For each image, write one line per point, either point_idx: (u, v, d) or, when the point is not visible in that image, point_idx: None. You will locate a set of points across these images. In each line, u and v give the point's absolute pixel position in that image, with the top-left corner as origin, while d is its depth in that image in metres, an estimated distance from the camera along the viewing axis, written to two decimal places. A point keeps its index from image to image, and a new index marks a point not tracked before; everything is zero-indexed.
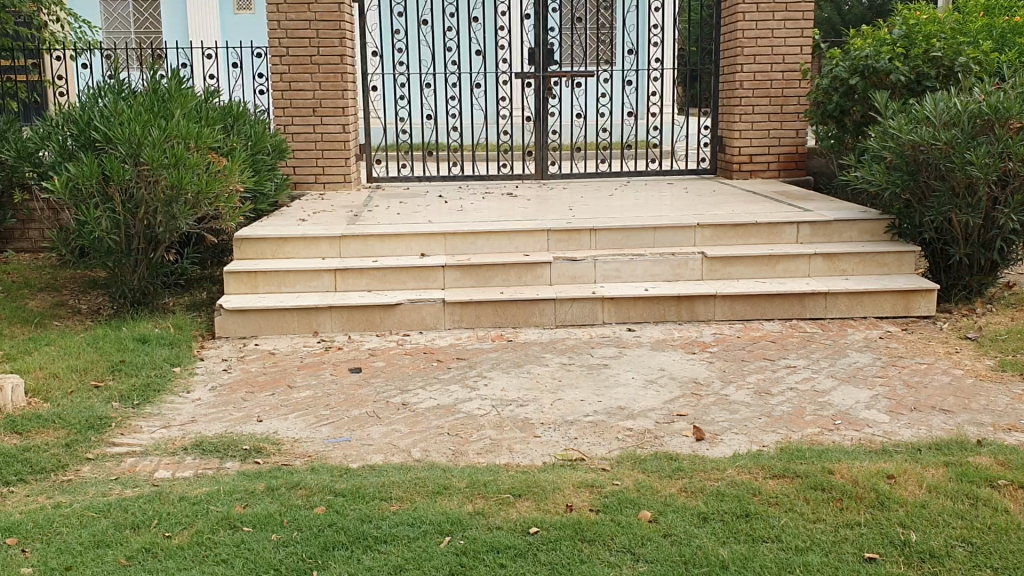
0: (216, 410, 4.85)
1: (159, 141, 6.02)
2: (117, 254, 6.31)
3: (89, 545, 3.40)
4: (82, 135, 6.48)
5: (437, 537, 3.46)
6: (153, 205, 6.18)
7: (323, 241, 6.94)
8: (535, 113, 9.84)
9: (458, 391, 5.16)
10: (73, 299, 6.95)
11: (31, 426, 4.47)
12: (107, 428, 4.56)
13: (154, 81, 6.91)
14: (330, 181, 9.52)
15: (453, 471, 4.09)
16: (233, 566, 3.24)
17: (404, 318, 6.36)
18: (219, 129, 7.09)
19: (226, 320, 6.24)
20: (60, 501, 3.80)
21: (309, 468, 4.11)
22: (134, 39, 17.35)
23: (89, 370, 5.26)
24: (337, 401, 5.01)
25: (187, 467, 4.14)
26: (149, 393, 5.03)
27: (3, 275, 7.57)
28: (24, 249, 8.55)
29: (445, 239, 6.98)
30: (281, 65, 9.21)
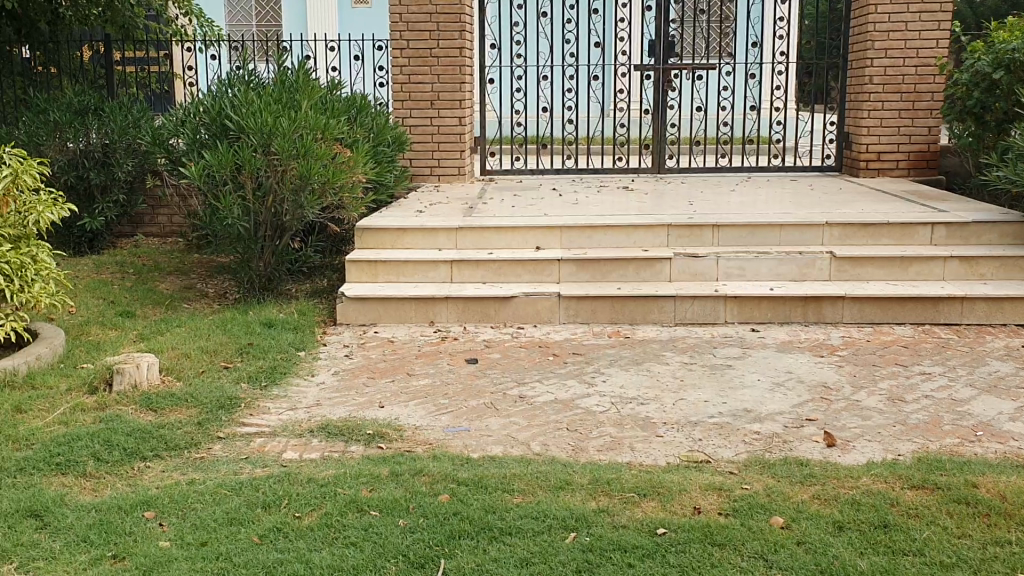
0: (340, 394, 4.93)
1: (288, 131, 6.16)
2: (245, 241, 6.48)
3: (222, 521, 3.49)
4: (214, 124, 6.68)
5: (563, 532, 3.40)
6: (280, 194, 6.33)
7: (441, 233, 6.98)
8: (654, 106, 9.70)
9: (576, 387, 5.11)
10: (200, 283, 7.15)
11: (166, 404, 4.62)
12: (236, 408, 4.67)
13: (283, 72, 7.07)
14: (445, 173, 9.60)
15: (575, 466, 4.03)
16: (362, 550, 3.27)
17: (522, 311, 6.33)
18: (344, 120, 7.23)
19: (347, 308, 6.34)
20: (194, 477, 3.91)
21: (431, 456, 4.11)
22: (256, 32, 17.85)
23: (218, 352, 5.41)
24: (456, 391, 5.01)
25: (313, 450, 4.21)
26: (275, 375, 5.14)
27: (135, 259, 7.87)
28: (153, 233, 8.87)
29: (563, 233, 6.95)
30: (402, 58, 9.33)
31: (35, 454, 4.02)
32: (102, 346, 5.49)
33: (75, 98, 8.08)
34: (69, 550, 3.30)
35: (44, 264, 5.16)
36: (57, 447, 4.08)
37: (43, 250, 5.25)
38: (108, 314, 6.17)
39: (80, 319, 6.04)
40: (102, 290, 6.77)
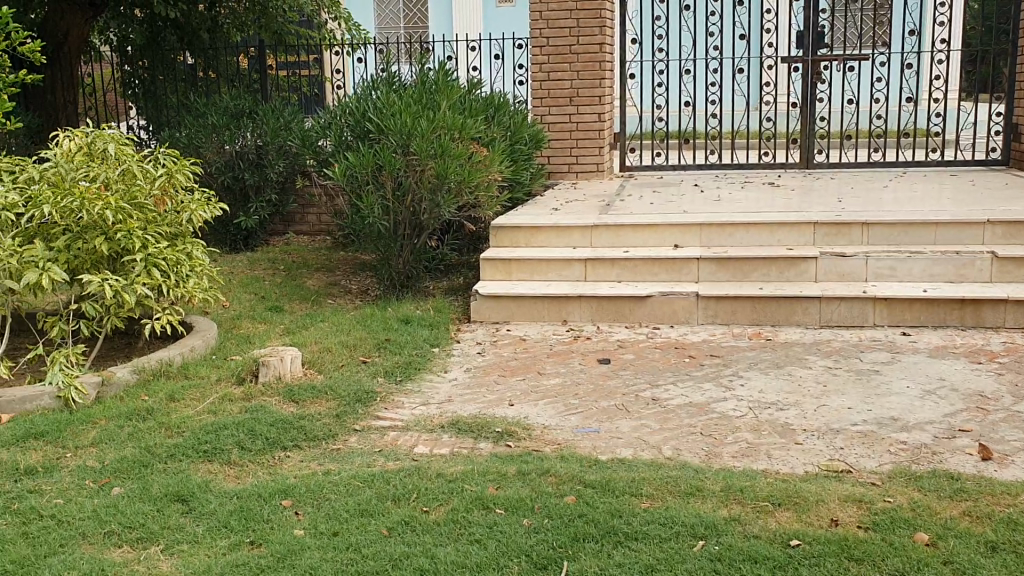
0: (472, 391, 4.98)
1: (427, 131, 6.29)
2: (385, 239, 6.64)
3: (354, 512, 3.59)
4: (358, 126, 6.88)
5: (690, 540, 3.32)
6: (419, 193, 6.46)
7: (576, 231, 6.95)
8: (802, 99, 9.35)
9: (711, 390, 4.98)
10: (344, 280, 7.38)
11: (306, 396, 4.79)
12: (372, 401, 4.79)
13: (424, 73, 7.21)
14: (584, 170, 9.56)
15: (707, 472, 3.92)
16: (486, 548, 3.29)
17: (657, 310, 6.23)
18: (482, 119, 7.30)
19: (481, 305, 6.42)
20: (330, 468, 4.04)
21: (559, 456, 4.10)
22: (404, 34, 18.29)
23: (357, 346, 5.57)
24: (588, 391, 4.98)
25: (444, 445, 4.28)
26: (410, 370, 5.25)
27: (285, 256, 8.20)
28: (303, 231, 9.23)
29: (701, 231, 6.79)
30: (541, 55, 9.36)
31: (185, 441, 4.25)
32: (251, 339, 5.75)
33: (232, 102, 8.51)
34: (211, 534, 3.48)
35: (197, 261, 5.44)
36: (205, 434, 4.30)
37: (197, 247, 5.55)
38: (258, 309, 6.46)
39: (233, 313, 6.34)
40: (253, 286, 7.09)
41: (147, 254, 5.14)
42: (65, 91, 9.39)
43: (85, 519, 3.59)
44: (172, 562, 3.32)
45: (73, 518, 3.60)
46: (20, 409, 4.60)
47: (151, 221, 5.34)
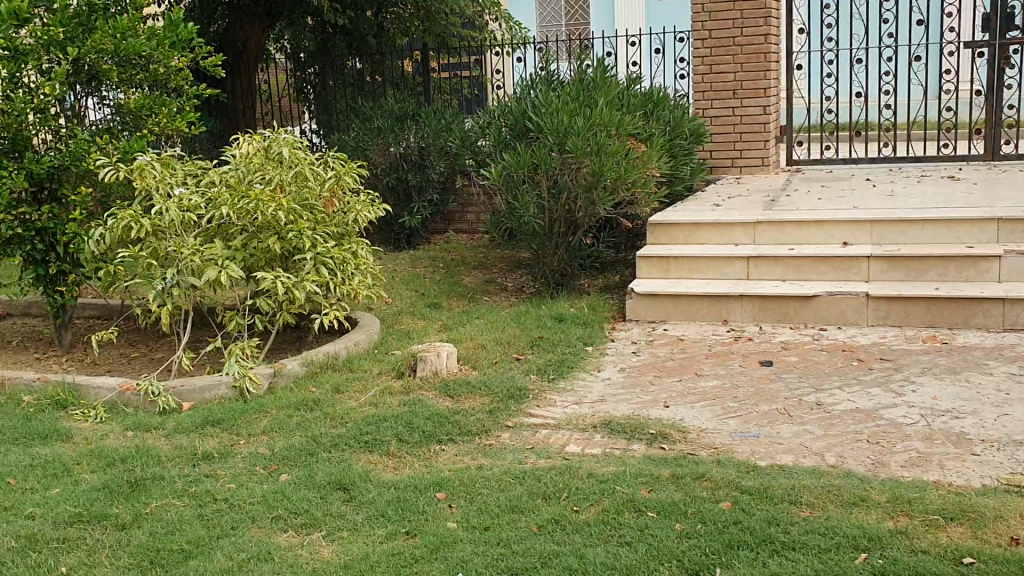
0: (626, 392, 4.95)
1: (583, 129, 6.25)
2: (541, 237, 6.67)
3: (505, 508, 3.64)
4: (516, 125, 6.95)
5: (851, 552, 3.16)
6: (575, 191, 6.45)
7: (737, 227, 6.76)
8: (987, 86, 8.75)
9: (880, 396, 4.73)
10: (501, 277, 7.47)
11: (461, 391, 4.88)
12: (525, 399, 4.83)
13: (582, 70, 7.20)
14: (748, 165, 9.30)
15: (873, 482, 3.72)
16: (635, 550, 3.26)
17: (822, 310, 5.98)
18: (641, 115, 7.23)
19: (638, 303, 6.35)
20: (483, 463, 4.10)
21: (714, 461, 4.00)
22: (566, 31, 18.35)
23: (512, 344, 5.63)
24: (746, 394, 4.84)
25: (596, 445, 4.26)
26: (564, 369, 5.26)
27: (445, 254, 8.39)
28: (463, 229, 9.41)
29: (872, 227, 6.47)
30: (703, 48, 9.17)
31: (348, 432, 4.42)
32: (410, 335, 5.92)
33: (397, 105, 8.80)
34: (369, 523, 3.62)
35: (362, 260, 5.66)
36: (366, 426, 4.46)
37: (362, 246, 5.77)
38: (418, 305, 6.63)
39: (394, 310, 6.55)
40: (414, 283, 7.30)
41: (316, 253, 5.40)
42: (245, 99, 9.97)
43: (254, 503, 3.81)
44: (332, 548, 3.47)
45: (244, 501, 3.83)
46: (200, 397, 4.92)
47: (319, 222, 5.61)
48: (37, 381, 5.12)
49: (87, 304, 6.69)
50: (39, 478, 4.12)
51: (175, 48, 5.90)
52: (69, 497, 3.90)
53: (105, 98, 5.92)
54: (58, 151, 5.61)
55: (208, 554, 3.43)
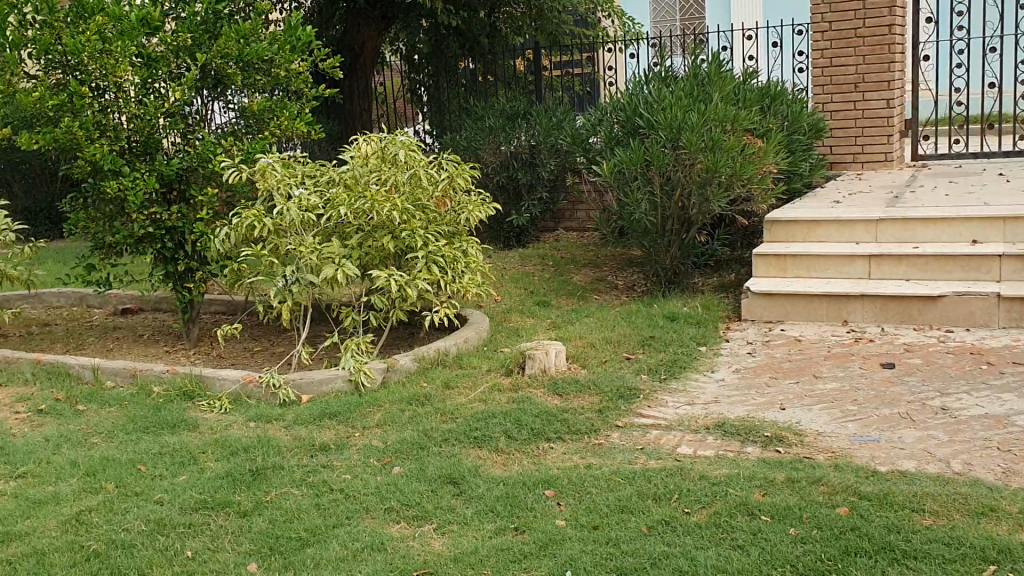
0: (739, 393, 4.85)
1: (698, 124, 6.17)
2: (653, 235, 6.60)
3: (614, 508, 3.63)
4: (628, 121, 6.90)
5: (979, 564, 3.01)
6: (688, 188, 6.34)
7: (858, 225, 6.54)
8: None
9: (1011, 401, 4.49)
10: (612, 275, 7.42)
11: (571, 389, 4.87)
12: (635, 398, 4.79)
13: (696, 66, 7.09)
14: (869, 160, 8.97)
15: (1003, 491, 3.54)
16: (748, 554, 3.19)
17: (949, 311, 5.72)
18: (756, 110, 7.07)
19: (753, 303, 6.21)
20: (592, 462, 4.09)
21: (831, 465, 3.87)
22: (679, 26, 18.10)
23: (623, 343, 5.59)
24: (866, 397, 4.68)
25: (708, 447, 4.19)
26: (676, 369, 5.19)
27: (556, 252, 8.39)
28: (573, 227, 9.39)
29: (1004, 224, 6.15)
30: (823, 41, 8.90)
31: (458, 427, 4.47)
32: (520, 332, 5.94)
33: (508, 104, 8.86)
34: (479, 518, 3.66)
35: (473, 258, 5.72)
36: (476, 422, 4.50)
37: (473, 245, 5.82)
38: (528, 303, 6.66)
39: (504, 307, 6.59)
40: (524, 281, 7.33)
41: (428, 252, 5.49)
42: (361, 101, 10.21)
43: (368, 494, 3.90)
44: (443, 541, 3.52)
45: (358, 492, 3.93)
46: (318, 391, 5.07)
47: (431, 221, 5.69)
48: (166, 373, 5.37)
49: (213, 300, 6.99)
50: (167, 465, 4.32)
51: (295, 52, 6.08)
52: (195, 484, 4.08)
53: (230, 102, 6.15)
54: (186, 154, 5.88)
55: (324, 543, 3.53)
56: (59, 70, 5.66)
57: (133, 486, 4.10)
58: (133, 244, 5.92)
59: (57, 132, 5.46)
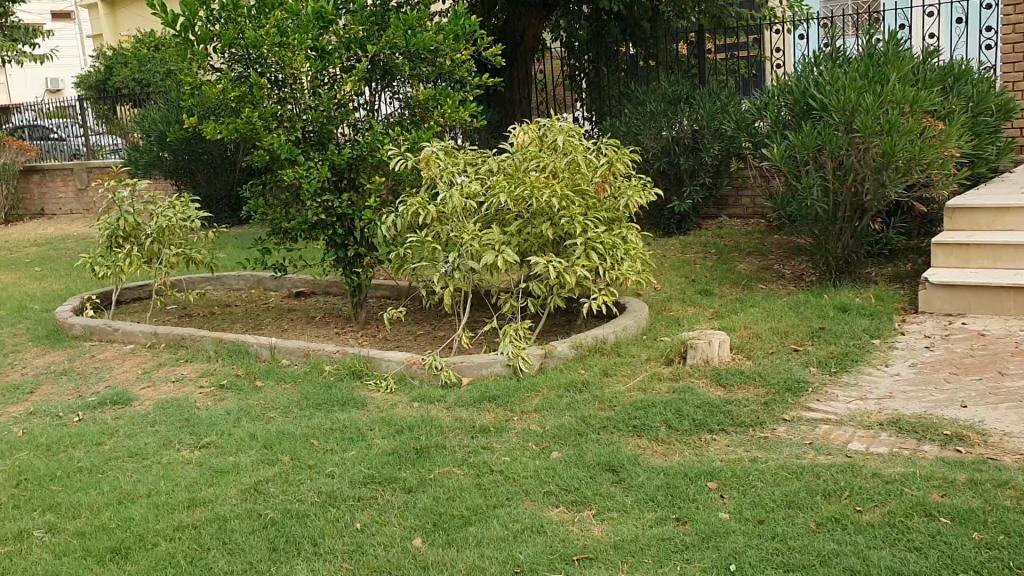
0: (916, 389, 4.59)
1: (873, 107, 5.88)
2: (823, 223, 6.34)
3: (780, 503, 3.52)
4: (798, 104, 6.66)
5: None
6: (862, 173, 6.06)
7: None
8: None
9: None
10: (777, 264, 7.18)
11: (734, 380, 4.75)
12: (803, 392, 4.62)
13: (872, 45, 6.76)
14: None
15: None
16: (926, 557, 3.04)
17: None
18: (938, 90, 6.67)
19: (931, 295, 5.87)
20: (757, 456, 3.97)
21: (1020, 467, 3.62)
22: (851, 6, 17.28)
23: (790, 334, 5.40)
24: None
25: (881, 444, 4.00)
26: (847, 362, 4.98)
27: (718, 240, 8.19)
28: (737, 214, 9.15)
29: None
30: (1015, 15, 8.31)
31: (617, 416, 4.44)
32: (681, 321, 5.83)
33: (670, 88, 8.72)
34: (639, 506, 3.63)
35: (632, 245, 5.64)
36: (635, 410, 4.46)
37: (633, 231, 5.74)
38: (689, 292, 6.53)
39: (665, 296, 6.49)
40: (685, 269, 7.19)
41: (587, 238, 5.45)
42: (521, 89, 10.20)
43: (528, 477, 3.93)
44: (603, 527, 3.51)
45: (518, 474, 3.97)
46: (478, 374, 5.13)
47: (591, 207, 5.65)
48: (336, 353, 5.59)
49: (380, 285, 7.22)
50: (337, 441, 4.51)
51: (461, 41, 6.18)
52: (363, 460, 4.24)
53: (397, 92, 6.33)
54: (357, 143, 6.12)
55: (486, 522, 3.59)
56: (240, 64, 5.99)
57: (306, 460, 4.30)
58: (306, 230, 6.19)
59: (241, 123, 5.82)
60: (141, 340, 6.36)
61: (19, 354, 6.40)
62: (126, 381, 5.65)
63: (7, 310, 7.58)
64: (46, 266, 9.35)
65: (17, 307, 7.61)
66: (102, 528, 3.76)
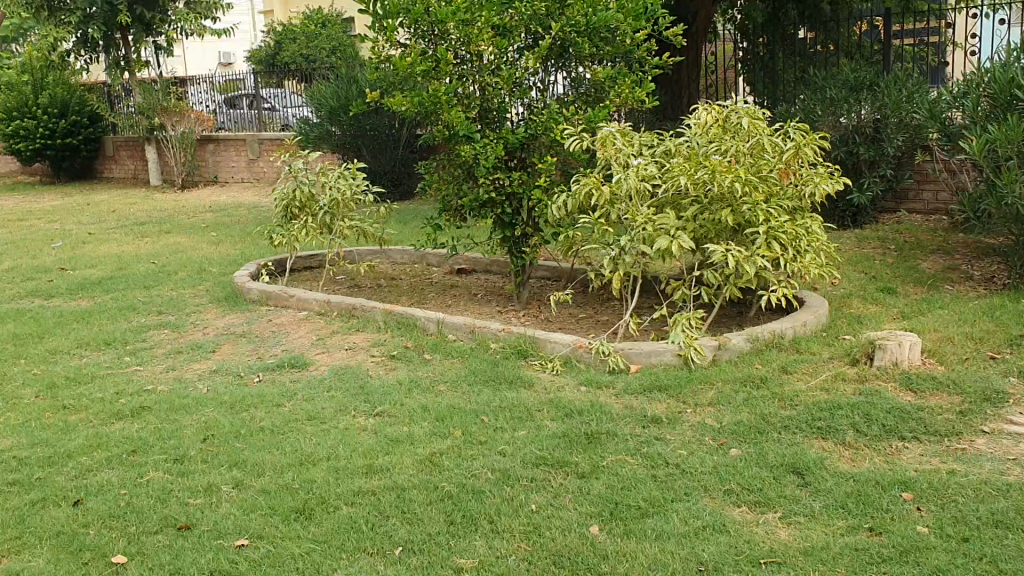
0: None
1: None
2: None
3: (986, 521, 3.28)
4: (1002, 94, 6.22)
5: None
6: None
7: None
8: None
9: None
10: (966, 264, 6.73)
11: (926, 386, 4.47)
12: (1004, 403, 4.29)
13: None
14: None
15: None
16: None
17: None
18: None
19: None
20: (955, 468, 3.71)
21: None
22: None
23: (985, 340, 5.05)
24: None
25: None
26: None
27: (897, 236, 7.77)
28: (917, 209, 8.66)
29: None
30: None
31: (799, 415, 4.25)
32: (863, 319, 5.54)
33: (853, 75, 8.37)
34: (828, 513, 3.45)
35: (816, 236, 5.36)
36: (819, 412, 4.25)
37: (817, 221, 5.46)
38: (870, 289, 6.20)
39: (843, 292, 6.19)
40: (863, 265, 6.85)
41: (769, 228, 5.19)
42: (690, 71, 9.95)
43: (706, 472, 3.80)
44: (790, 531, 3.35)
45: (695, 469, 3.84)
46: (647, 362, 5.00)
47: (773, 194, 5.40)
48: (502, 331, 5.58)
49: (542, 266, 7.18)
50: (507, 419, 4.50)
51: (641, 20, 5.95)
52: (535, 440, 4.21)
53: (574, 72, 6.22)
54: (531, 122, 6.06)
55: (665, 515, 3.49)
56: (424, 40, 6.07)
57: (478, 436, 4.31)
58: (476, 208, 6.23)
59: (424, 98, 5.95)
60: (314, 307, 6.56)
61: (200, 314, 6.72)
62: (301, 347, 5.82)
63: (189, 272, 7.97)
64: (223, 231, 9.80)
65: (198, 270, 7.99)
66: (285, 488, 3.88)
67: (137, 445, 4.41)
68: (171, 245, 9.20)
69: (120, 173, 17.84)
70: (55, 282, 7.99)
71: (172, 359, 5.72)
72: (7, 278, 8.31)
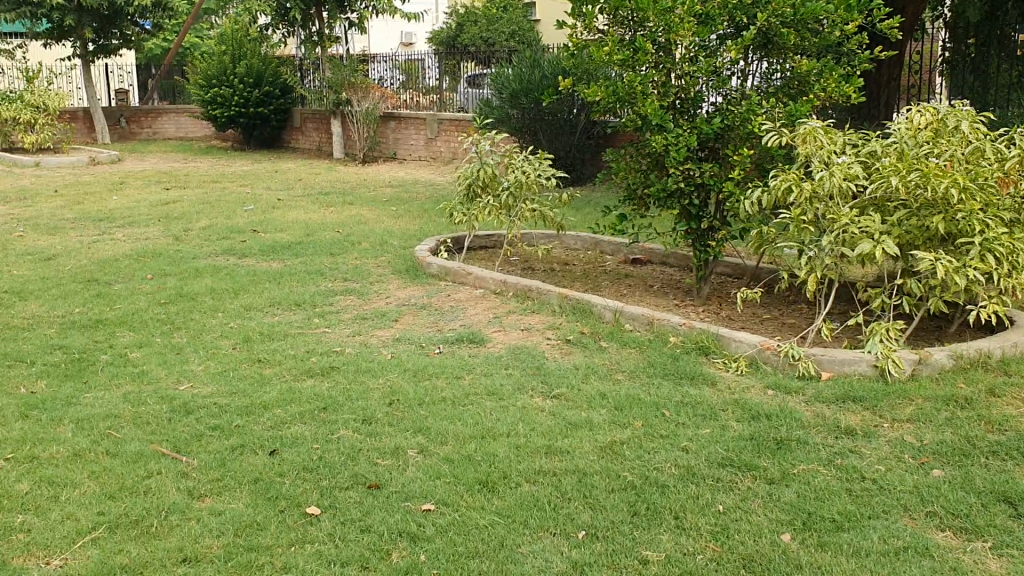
0: None
1: None
2: None
3: None
4: None
5: None
6: None
7: None
8: None
9: None
10: None
11: None
12: None
13: None
14: None
15: None
16: None
17: None
18: None
19: None
20: None
21: None
22: None
23: None
24: None
25: None
26: None
27: None
28: None
29: None
30: None
31: (1009, 442, 3.96)
32: None
33: None
34: None
35: None
36: None
37: None
38: None
39: None
40: None
41: (984, 239, 4.87)
42: (890, 70, 9.46)
43: (906, 491, 3.60)
44: (1001, 563, 3.13)
45: (894, 486, 3.65)
46: (839, 370, 4.80)
47: (991, 204, 5.06)
48: (683, 325, 5.47)
49: (723, 263, 7.02)
50: (691, 415, 4.41)
51: (854, 11, 5.63)
52: (720, 440, 4.10)
53: (775, 64, 6.02)
54: (727, 114, 5.89)
55: (862, 531, 3.33)
56: (624, 26, 6.00)
57: (660, 428, 4.24)
58: (663, 198, 6.14)
59: (620, 87, 5.88)
60: (491, 286, 6.63)
61: (383, 283, 6.92)
62: (479, 323, 5.90)
63: (372, 243, 8.23)
64: (403, 206, 10.06)
65: (380, 241, 8.24)
66: (469, 458, 3.93)
67: (327, 403, 4.58)
68: (355, 216, 9.52)
69: (306, 144, 18.66)
70: (249, 242, 8.42)
71: (357, 325, 5.92)
72: (205, 236, 8.82)
